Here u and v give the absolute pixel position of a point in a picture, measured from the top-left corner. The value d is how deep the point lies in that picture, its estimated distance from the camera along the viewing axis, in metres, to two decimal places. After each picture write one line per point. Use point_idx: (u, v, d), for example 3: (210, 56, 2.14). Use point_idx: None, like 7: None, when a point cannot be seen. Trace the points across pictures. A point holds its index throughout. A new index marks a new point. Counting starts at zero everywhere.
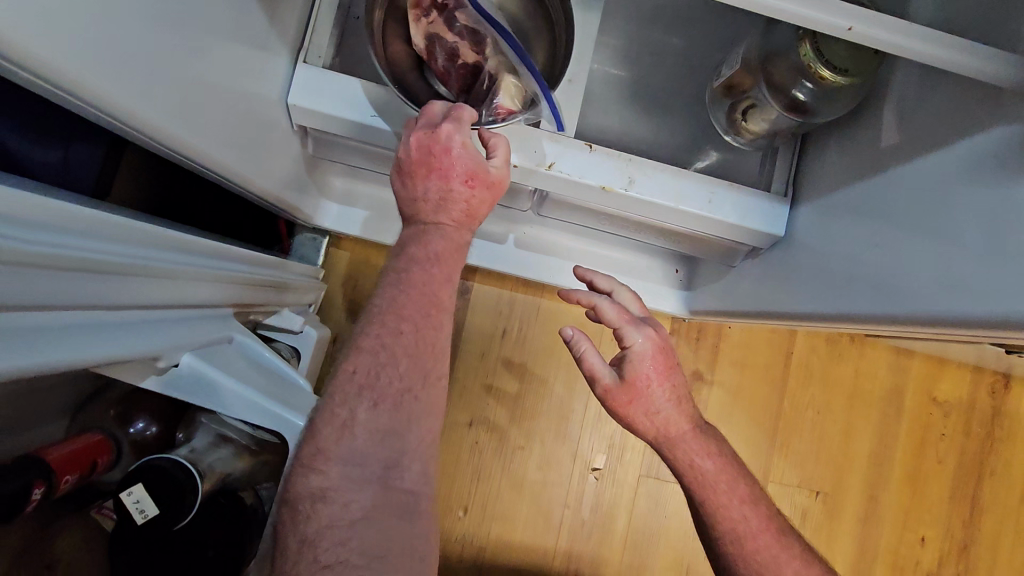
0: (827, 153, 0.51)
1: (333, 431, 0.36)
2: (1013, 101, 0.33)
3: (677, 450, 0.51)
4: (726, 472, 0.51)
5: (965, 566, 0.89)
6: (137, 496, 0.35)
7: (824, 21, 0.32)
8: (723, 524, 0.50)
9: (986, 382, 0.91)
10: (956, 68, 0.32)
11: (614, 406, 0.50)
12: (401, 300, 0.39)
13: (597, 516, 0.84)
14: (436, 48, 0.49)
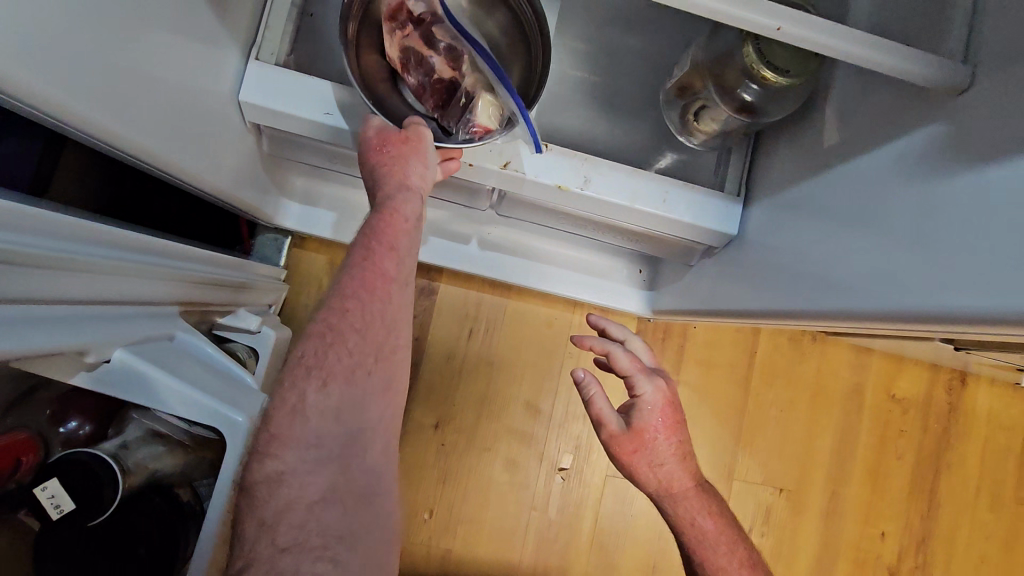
0: (776, 153, 0.52)
1: (283, 431, 0.36)
2: (939, 102, 0.35)
3: (678, 505, 0.54)
4: (724, 534, 0.54)
5: (923, 558, 0.92)
6: (52, 490, 0.35)
7: (750, 19, 0.33)
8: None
9: (942, 380, 0.94)
10: (876, 65, 0.33)
11: (621, 458, 0.52)
12: (352, 299, 0.40)
13: (564, 517, 0.84)
14: (412, 62, 0.48)
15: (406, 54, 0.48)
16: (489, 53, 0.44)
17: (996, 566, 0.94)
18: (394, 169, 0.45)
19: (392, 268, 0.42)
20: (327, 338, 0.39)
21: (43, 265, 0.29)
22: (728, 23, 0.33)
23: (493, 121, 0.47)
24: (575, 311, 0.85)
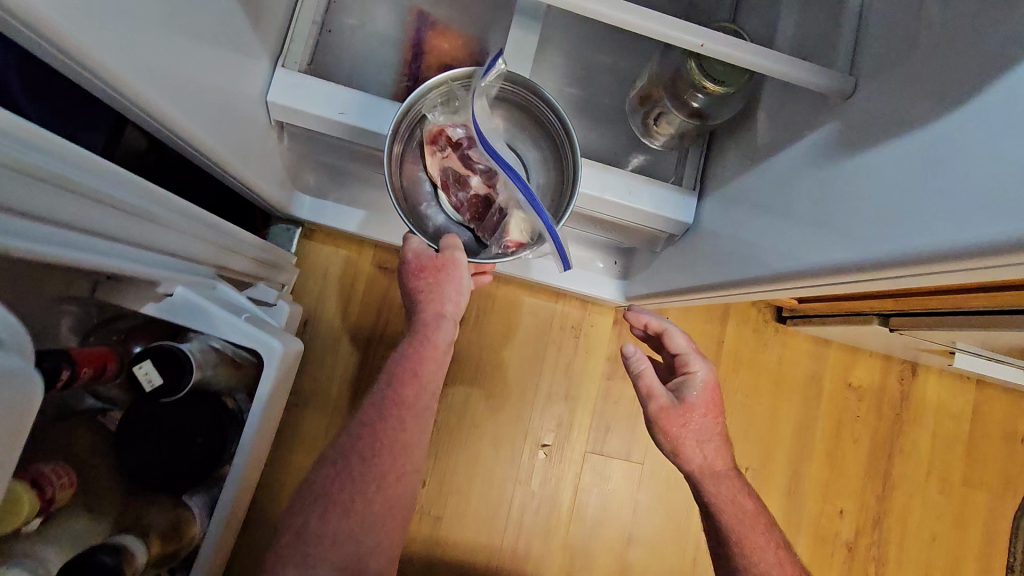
0: (723, 152, 0.61)
1: (292, 538, 0.49)
2: (834, 105, 0.44)
3: (718, 482, 0.64)
4: (760, 512, 0.64)
5: (878, 536, 0.99)
6: (146, 367, 0.44)
7: (681, 39, 0.42)
8: (741, 555, 0.62)
9: (895, 370, 1.02)
10: (785, 79, 0.42)
11: (665, 430, 0.64)
12: (369, 432, 0.52)
13: (546, 490, 0.91)
14: (450, 179, 0.61)
15: (445, 172, 0.60)
16: (520, 178, 0.51)
17: (946, 545, 1.01)
18: (432, 295, 0.57)
19: (410, 397, 0.55)
20: (341, 468, 0.51)
21: (123, 213, 0.36)
22: (664, 41, 0.42)
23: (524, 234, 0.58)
24: (557, 301, 0.93)
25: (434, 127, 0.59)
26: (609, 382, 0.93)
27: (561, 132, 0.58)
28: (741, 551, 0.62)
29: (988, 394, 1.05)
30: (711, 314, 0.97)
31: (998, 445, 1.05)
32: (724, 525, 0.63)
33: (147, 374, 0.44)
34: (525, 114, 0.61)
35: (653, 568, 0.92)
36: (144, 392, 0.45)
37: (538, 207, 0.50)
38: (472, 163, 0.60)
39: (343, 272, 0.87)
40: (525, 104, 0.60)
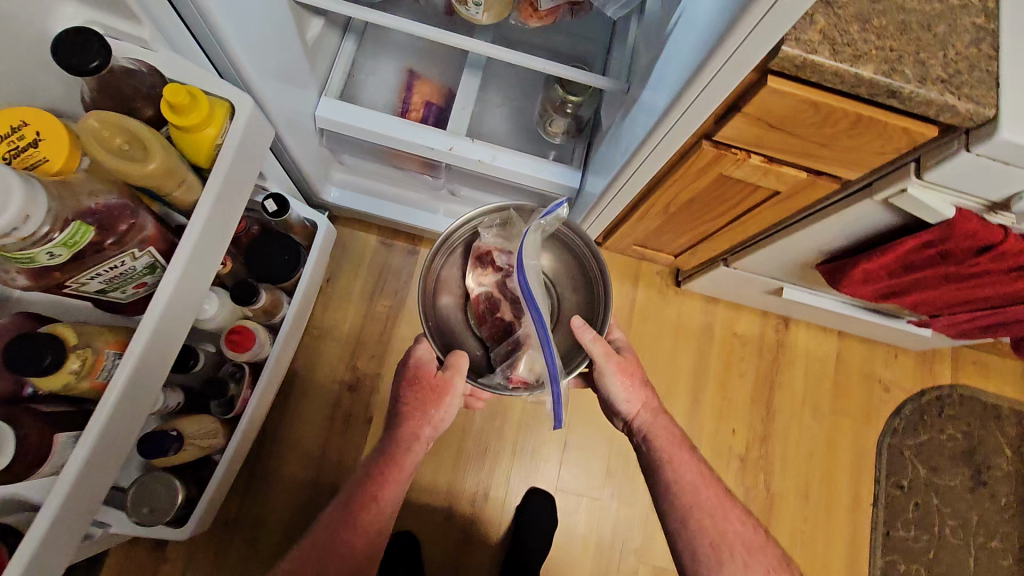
0: (595, 140, 0.98)
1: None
2: (626, 98, 0.80)
3: (645, 420, 0.87)
4: (682, 442, 0.87)
5: (766, 451, 1.27)
6: (268, 199, 0.71)
7: (539, 66, 0.79)
8: (671, 467, 0.84)
9: (771, 323, 1.34)
10: (597, 84, 0.79)
11: (619, 379, 0.84)
12: (341, 519, 0.75)
13: (500, 406, 1.22)
14: (489, 301, 0.82)
15: (487, 293, 0.82)
16: (542, 322, 0.67)
17: (822, 459, 1.29)
18: (419, 412, 0.78)
19: (376, 497, 0.76)
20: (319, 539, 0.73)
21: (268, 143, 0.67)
22: (530, 67, 0.79)
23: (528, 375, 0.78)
24: None
25: (484, 247, 0.82)
26: None
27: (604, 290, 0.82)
28: (671, 464, 0.84)
29: (848, 344, 1.36)
30: (625, 280, 1.31)
31: (858, 384, 1.35)
32: (658, 448, 0.85)
33: (267, 203, 0.72)
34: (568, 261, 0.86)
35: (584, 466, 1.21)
36: (266, 214, 0.72)
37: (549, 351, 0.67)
38: (507, 289, 0.81)
39: (356, 245, 1.23)
40: (571, 249, 0.84)
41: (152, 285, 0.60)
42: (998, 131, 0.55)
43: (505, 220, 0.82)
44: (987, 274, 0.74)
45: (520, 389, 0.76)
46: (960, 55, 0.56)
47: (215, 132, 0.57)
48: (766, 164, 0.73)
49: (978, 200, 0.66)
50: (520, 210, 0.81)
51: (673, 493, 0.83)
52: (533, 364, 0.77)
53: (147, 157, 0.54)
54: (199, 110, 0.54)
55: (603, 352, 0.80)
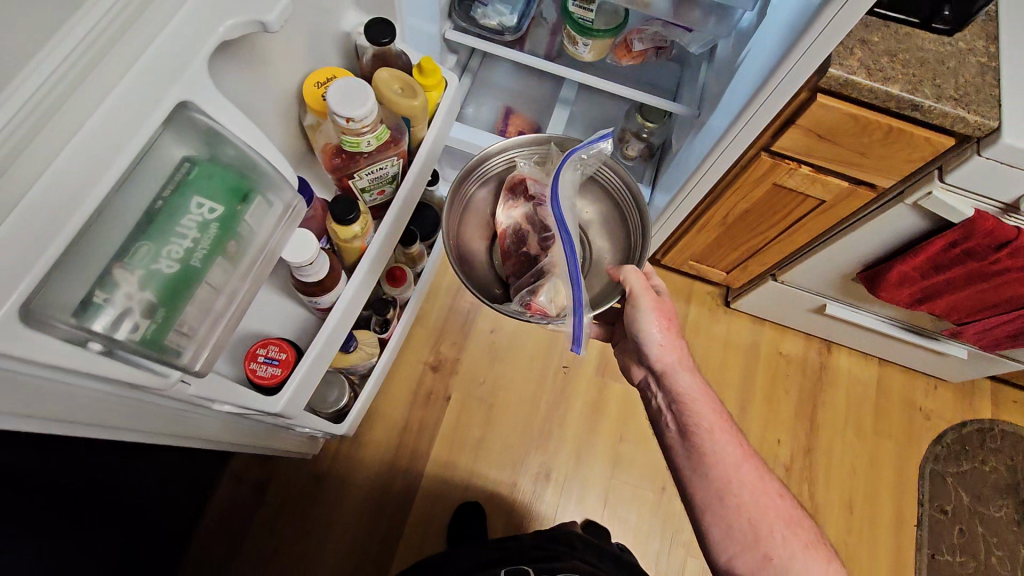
0: (665, 162, 1.17)
1: None
2: (696, 121, 1.00)
3: (676, 377, 0.86)
4: (719, 414, 0.84)
5: (809, 462, 1.36)
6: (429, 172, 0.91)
7: (627, 93, 1.00)
8: (709, 436, 0.82)
9: (814, 346, 1.46)
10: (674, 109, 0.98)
11: (654, 319, 0.87)
12: None
13: (563, 397, 1.33)
14: (515, 231, 0.99)
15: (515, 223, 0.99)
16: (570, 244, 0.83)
17: (864, 476, 1.36)
18: None
19: None
20: None
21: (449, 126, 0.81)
22: (620, 94, 1.00)
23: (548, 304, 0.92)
24: None
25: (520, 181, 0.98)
26: None
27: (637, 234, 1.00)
28: (710, 432, 0.82)
29: (888, 370, 1.46)
30: (679, 297, 1.46)
31: (899, 408, 1.43)
32: (692, 411, 0.84)
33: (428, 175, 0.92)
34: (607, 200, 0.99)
35: (639, 459, 1.31)
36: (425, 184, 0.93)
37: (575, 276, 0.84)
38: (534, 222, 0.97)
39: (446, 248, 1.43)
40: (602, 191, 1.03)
41: (388, 195, 0.69)
42: (1001, 137, 0.71)
43: (542, 154, 1.01)
44: (1008, 272, 0.87)
45: (546, 315, 0.91)
46: (968, 82, 0.74)
47: (439, 96, 0.69)
48: (814, 174, 0.90)
49: (993, 202, 0.81)
50: (560, 146, 0.98)
51: (709, 465, 0.81)
52: (553, 294, 0.92)
53: (411, 94, 0.63)
54: (435, 75, 0.67)
55: (637, 281, 0.88)
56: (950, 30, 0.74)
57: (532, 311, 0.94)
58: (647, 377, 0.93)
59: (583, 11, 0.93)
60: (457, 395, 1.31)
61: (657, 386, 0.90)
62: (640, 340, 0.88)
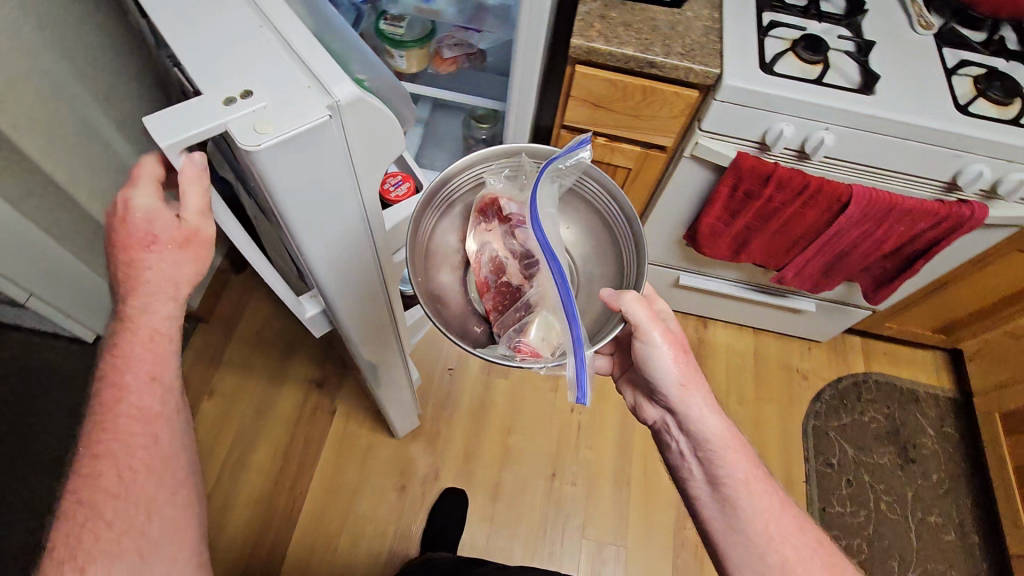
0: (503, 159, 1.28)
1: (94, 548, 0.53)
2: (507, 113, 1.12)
3: (702, 423, 0.67)
4: (760, 470, 0.67)
5: None
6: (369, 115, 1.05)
7: (446, 95, 1.12)
8: (745, 489, 0.65)
9: (691, 325, 1.54)
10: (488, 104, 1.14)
11: (672, 356, 0.66)
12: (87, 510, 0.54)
13: (449, 399, 1.36)
14: (485, 259, 0.68)
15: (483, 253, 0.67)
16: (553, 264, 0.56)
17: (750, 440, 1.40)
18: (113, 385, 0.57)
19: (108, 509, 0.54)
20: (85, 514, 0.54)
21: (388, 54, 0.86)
22: (441, 96, 1.12)
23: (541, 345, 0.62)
24: None
25: (490, 196, 0.67)
26: None
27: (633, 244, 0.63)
28: (746, 485, 0.65)
29: (763, 338, 1.54)
30: None
31: (778, 374, 1.49)
32: (721, 460, 0.66)
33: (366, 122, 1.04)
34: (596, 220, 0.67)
35: (527, 450, 1.32)
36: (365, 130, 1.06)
37: (571, 314, 0.56)
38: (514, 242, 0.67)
39: None
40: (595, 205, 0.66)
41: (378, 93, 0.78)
42: (725, 80, 0.83)
43: (517, 167, 0.68)
44: (784, 206, 0.98)
45: (530, 362, 0.60)
46: (694, 41, 0.86)
47: None
48: (609, 143, 1.01)
49: (750, 143, 0.93)
50: (535, 155, 0.65)
51: (738, 515, 0.65)
52: (549, 331, 0.63)
53: None
54: None
55: (644, 313, 0.61)
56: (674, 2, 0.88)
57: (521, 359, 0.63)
58: (662, 416, 0.73)
59: (393, 28, 1.05)
60: (342, 408, 1.32)
61: (676, 427, 0.71)
62: (650, 376, 0.68)
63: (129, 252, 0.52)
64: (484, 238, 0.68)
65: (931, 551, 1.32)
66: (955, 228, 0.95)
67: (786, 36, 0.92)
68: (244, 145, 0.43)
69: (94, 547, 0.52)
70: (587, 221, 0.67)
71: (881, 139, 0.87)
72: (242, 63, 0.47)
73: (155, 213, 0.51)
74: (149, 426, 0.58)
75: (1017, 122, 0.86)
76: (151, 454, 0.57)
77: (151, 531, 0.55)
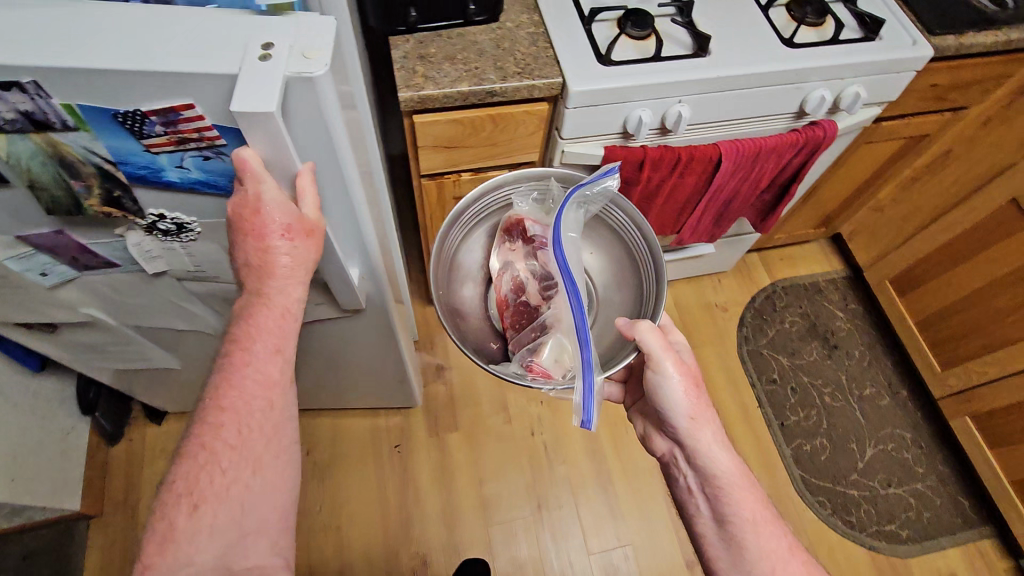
0: None
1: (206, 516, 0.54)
2: None
3: (708, 458, 0.68)
4: (769, 511, 0.67)
5: None
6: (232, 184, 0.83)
7: None
8: (753, 529, 0.66)
9: None
10: None
11: (682, 387, 0.68)
12: (196, 463, 0.55)
13: (406, 477, 1.25)
14: (509, 276, 0.83)
15: (509, 281, 0.82)
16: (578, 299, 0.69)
17: None
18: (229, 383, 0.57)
19: (230, 461, 0.55)
20: (203, 467, 0.55)
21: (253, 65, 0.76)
22: None
23: (550, 365, 0.76)
24: None
25: (516, 221, 0.83)
26: (426, 385, 1.35)
27: (651, 270, 0.80)
28: (753, 526, 0.66)
29: (678, 289, 1.57)
30: None
31: (701, 316, 1.54)
32: (729, 498, 0.67)
33: None
34: (615, 246, 0.84)
35: (504, 492, 1.25)
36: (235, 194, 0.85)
37: (584, 340, 0.68)
38: (535, 263, 0.82)
39: None
40: (614, 234, 0.83)
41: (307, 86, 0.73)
42: (571, 89, 0.79)
43: (543, 191, 0.83)
44: (664, 181, 0.96)
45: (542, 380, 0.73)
46: (525, 55, 0.80)
47: None
48: (476, 176, 0.93)
49: (614, 135, 0.89)
50: (562, 180, 0.82)
51: (746, 556, 0.65)
52: (559, 354, 0.76)
53: None
54: None
55: (657, 343, 0.67)
56: (488, 19, 0.81)
57: (531, 376, 0.77)
58: (670, 449, 0.74)
59: None
60: (297, 537, 1.18)
61: (684, 461, 0.72)
62: (660, 407, 0.69)
63: (258, 241, 0.55)
64: (507, 259, 0.83)
65: (877, 421, 1.44)
66: (815, 149, 0.99)
67: (610, 17, 0.89)
68: (318, 71, 0.49)
69: (212, 488, 0.54)
70: (606, 250, 0.84)
71: (729, 95, 0.87)
72: (235, 28, 0.50)
73: (282, 205, 0.55)
74: (268, 392, 0.58)
75: (838, 40, 0.90)
76: (267, 416, 0.58)
77: (255, 486, 0.57)
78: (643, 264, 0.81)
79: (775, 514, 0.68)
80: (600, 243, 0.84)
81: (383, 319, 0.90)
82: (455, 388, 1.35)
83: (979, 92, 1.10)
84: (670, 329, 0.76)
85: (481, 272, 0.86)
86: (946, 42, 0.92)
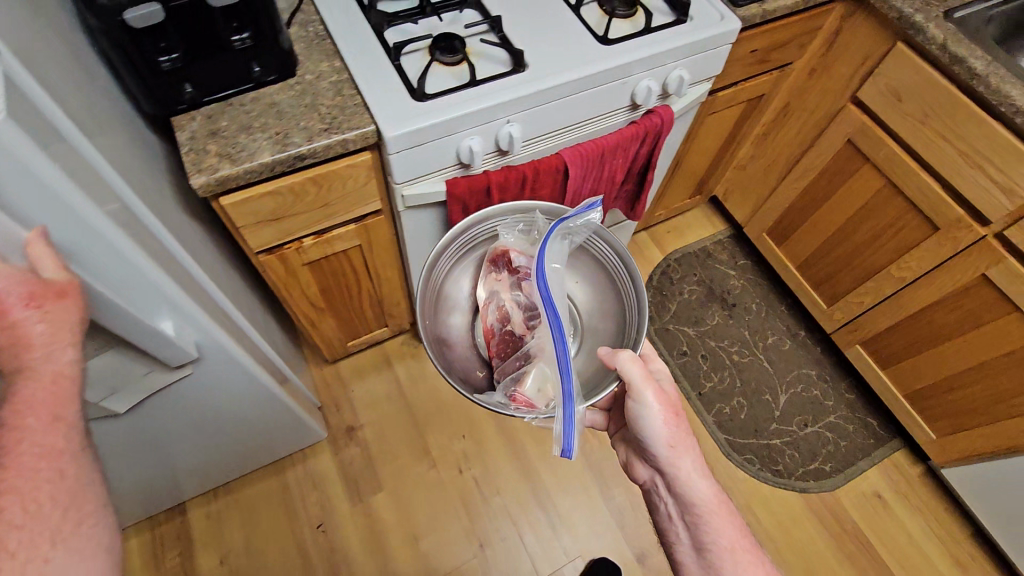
0: None
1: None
2: None
3: (688, 485, 0.68)
4: (748, 540, 0.67)
5: None
6: None
7: None
8: (731, 558, 0.65)
9: None
10: None
11: (662, 417, 0.67)
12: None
13: (337, 556, 1.17)
14: (493, 306, 0.77)
15: (493, 311, 0.76)
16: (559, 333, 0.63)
17: None
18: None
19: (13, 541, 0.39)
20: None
21: None
22: None
23: (534, 396, 0.68)
24: None
25: (501, 252, 0.78)
26: (339, 451, 1.27)
27: (634, 298, 0.74)
28: (733, 555, 0.65)
29: None
30: (380, 369, 1.37)
31: None
32: (708, 528, 0.67)
33: None
34: (601, 275, 0.78)
35: (444, 541, 1.20)
36: None
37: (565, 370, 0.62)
38: (520, 291, 0.76)
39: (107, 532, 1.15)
40: (600, 265, 0.77)
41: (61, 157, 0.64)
42: (387, 135, 0.73)
43: (529, 224, 0.80)
44: (518, 200, 0.93)
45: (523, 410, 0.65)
46: (329, 109, 0.74)
47: None
48: (319, 238, 0.87)
49: (452, 167, 0.84)
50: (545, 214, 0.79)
51: None
52: (543, 384, 0.68)
53: None
54: None
55: (640, 374, 0.65)
56: (282, 77, 0.74)
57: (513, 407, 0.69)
58: (651, 476, 0.74)
59: None
60: None
61: (664, 489, 0.71)
62: (639, 433, 0.69)
63: None
64: (489, 290, 0.77)
65: (784, 367, 1.51)
66: (658, 137, 0.99)
67: (422, 46, 0.84)
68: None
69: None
70: (591, 279, 0.78)
71: (557, 104, 0.84)
72: None
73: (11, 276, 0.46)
74: (56, 460, 0.43)
75: (651, 28, 0.89)
76: (60, 487, 0.43)
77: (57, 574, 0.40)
78: (629, 293, 0.75)
79: (754, 545, 0.67)
80: (586, 271, 0.78)
81: (229, 361, 0.81)
82: (370, 448, 1.28)
83: (795, 47, 1.15)
84: (650, 357, 0.76)
85: (469, 303, 0.80)
86: (750, 13, 0.94)
